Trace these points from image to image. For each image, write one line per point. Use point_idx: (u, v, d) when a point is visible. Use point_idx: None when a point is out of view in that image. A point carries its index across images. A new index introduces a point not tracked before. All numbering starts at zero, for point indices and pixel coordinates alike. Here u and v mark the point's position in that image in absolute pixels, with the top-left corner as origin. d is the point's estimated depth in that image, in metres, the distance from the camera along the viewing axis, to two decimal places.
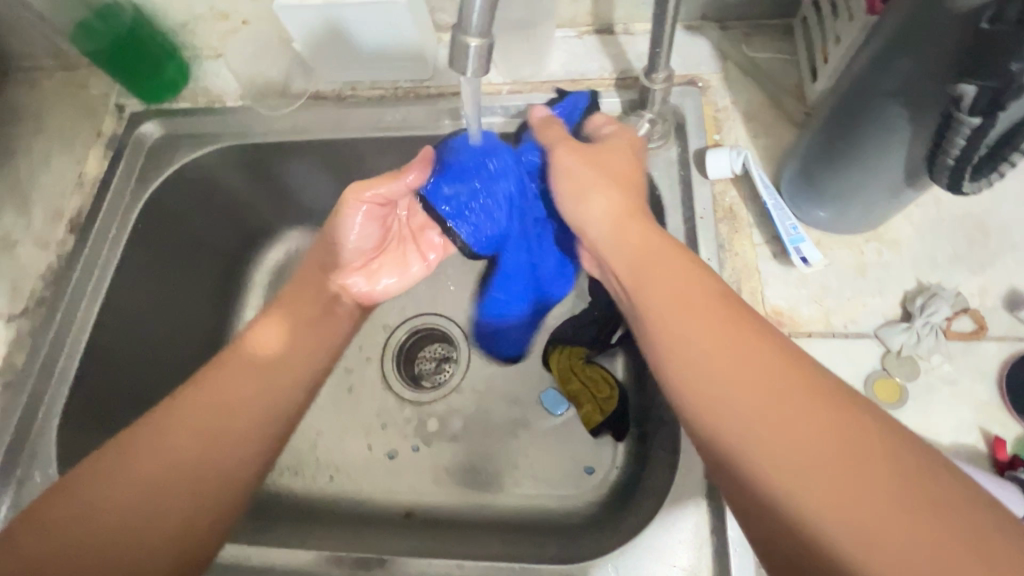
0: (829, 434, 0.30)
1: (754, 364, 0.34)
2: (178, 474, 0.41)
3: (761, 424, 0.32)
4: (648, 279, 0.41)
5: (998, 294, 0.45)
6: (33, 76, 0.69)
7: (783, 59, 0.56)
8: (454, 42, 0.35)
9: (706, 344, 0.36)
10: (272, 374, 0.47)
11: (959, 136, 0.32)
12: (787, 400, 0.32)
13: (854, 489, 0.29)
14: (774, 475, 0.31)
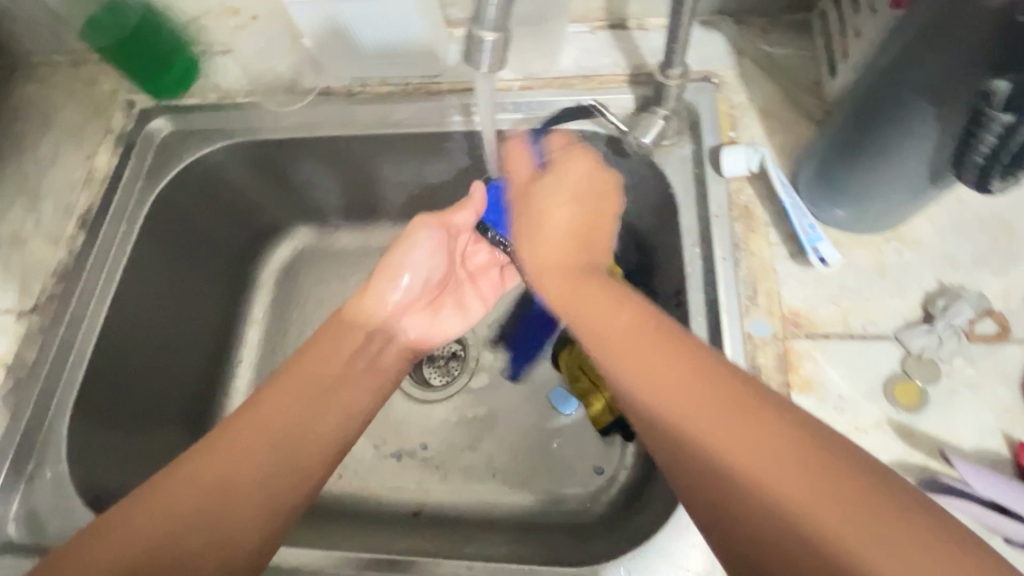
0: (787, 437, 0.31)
1: (697, 387, 0.34)
2: (217, 508, 0.40)
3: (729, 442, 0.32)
4: (589, 305, 0.42)
5: (1022, 296, 0.44)
6: (43, 72, 0.69)
7: (800, 55, 0.55)
8: (469, 36, 0.34)
9: (649, 371, 0.36)
10: (318, 414, 0.47)
11: (988, 134, 0.31)
12: (737, 420, 0.32)
13: (828, 512, 0.29)
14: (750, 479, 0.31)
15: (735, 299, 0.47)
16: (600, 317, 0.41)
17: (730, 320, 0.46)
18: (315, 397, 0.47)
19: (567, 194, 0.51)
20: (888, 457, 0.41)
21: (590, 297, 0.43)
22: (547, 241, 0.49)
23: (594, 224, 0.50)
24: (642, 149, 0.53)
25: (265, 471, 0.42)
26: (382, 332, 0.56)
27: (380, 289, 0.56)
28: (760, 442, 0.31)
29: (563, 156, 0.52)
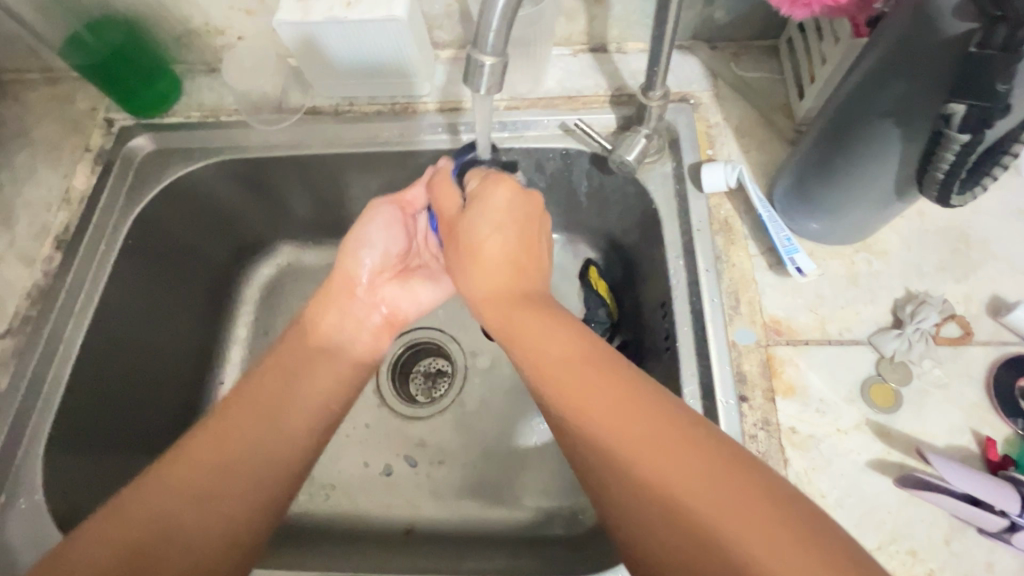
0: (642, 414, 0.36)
1: (588, 370, 0.39)
2: (222, 483, 0.43)
3: (592, 410, 0.37)
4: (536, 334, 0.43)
5: (982, 300, 0.47)
6: (15, 89, 0.67)
7: (770, 78, 0.59)
8: (469, 60, 0.36)
9: (561, 367, 0.40)
10: (298, 397, 0.51)
11: (948, 152, 0.34)
12: (666, 447, 0.34)
13: (649, 447, 0.34)
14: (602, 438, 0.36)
15: (719, 308, 0.49)
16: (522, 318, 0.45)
17: (716, 328, 0.48)
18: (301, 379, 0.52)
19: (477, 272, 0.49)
20: (868, 457, 0.43)
21: (537, 323, 0.44)
22: (487, 267, 0.48)
23: (508, 246, 0.49)
24: (625, 166, 0.55)
25: (260, 455, 0.46)
26: (376, 329, 0.61)
27: (351, 265, 0.58)
28: (640, 411, 0.36)
29: (490, 181, 0.49)
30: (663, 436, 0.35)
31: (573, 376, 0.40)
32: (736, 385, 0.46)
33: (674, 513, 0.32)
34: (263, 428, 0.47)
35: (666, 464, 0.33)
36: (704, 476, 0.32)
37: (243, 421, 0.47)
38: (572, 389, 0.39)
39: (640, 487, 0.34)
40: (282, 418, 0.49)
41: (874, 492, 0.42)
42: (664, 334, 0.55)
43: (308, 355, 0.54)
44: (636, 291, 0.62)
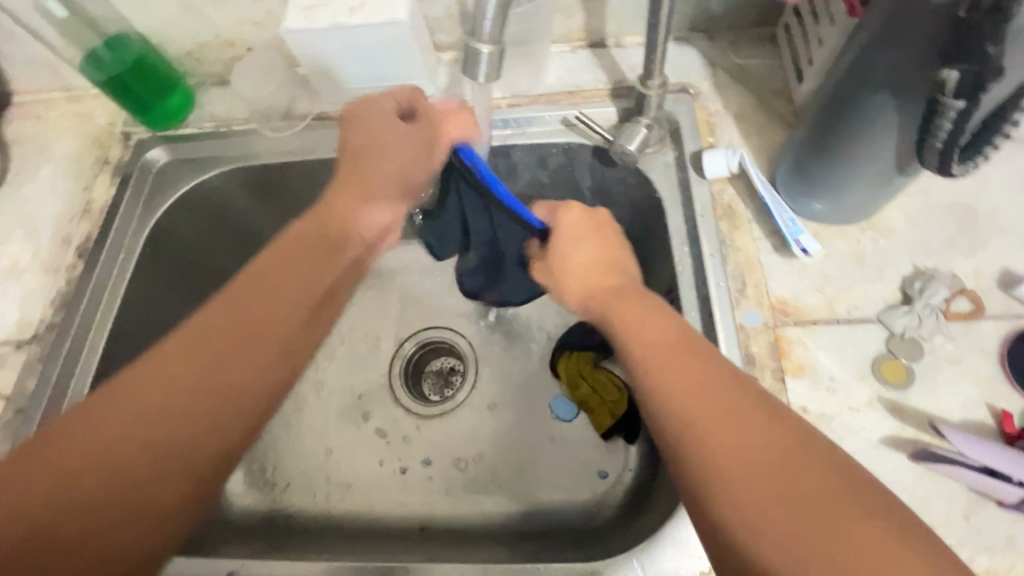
0: (749, 422, 0.32)
1: (694, 368, 0.35)
2: (118, 478, 0.33)
3: (709, 432, 0.32)
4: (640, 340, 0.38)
5: (992, 274, 0.47)
6: (37, 108, 0.70)
7: (769, 65, 0.59)
8: (466, 49, 0.37)
9: (690, 389, 0.34)
10: (256, 360, 0.38)
11: (945, 120, 0.34)
12: (764, 465, 0.30)
13: (748, 461, 0.30)
14: (693, 444, 0.32)
15: (725, 292, 0.49)
16: (639, 329, 0.39)
17: (723, 312, 0.48)
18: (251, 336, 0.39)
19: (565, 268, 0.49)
20: (881, 433, 0.43)
21: (638, 315, 0.41)
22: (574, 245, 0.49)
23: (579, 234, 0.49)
24: (627, 156, 0.55)
25: (190, 432, 0.35)
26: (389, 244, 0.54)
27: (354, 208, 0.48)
28: (758, 436, 0.31)
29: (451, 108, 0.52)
30: (770, 454, 0.30)
31: (686, 370, 0.35)
32: (745, 366, 0.46)
33: (749, 540, 0.28)
34: (192, 396, 0.35)
35: (760, 475, 0.29)
36: (761, 461, 0.30)
37: (185, 377, 0.36)
38: (676, 374, 0.35)
39: (697, 455, 0.31)
40: (201, 377, 0.36)
41: (889, 468, 0.42)
42: None
43: (285, 298, 0.41)
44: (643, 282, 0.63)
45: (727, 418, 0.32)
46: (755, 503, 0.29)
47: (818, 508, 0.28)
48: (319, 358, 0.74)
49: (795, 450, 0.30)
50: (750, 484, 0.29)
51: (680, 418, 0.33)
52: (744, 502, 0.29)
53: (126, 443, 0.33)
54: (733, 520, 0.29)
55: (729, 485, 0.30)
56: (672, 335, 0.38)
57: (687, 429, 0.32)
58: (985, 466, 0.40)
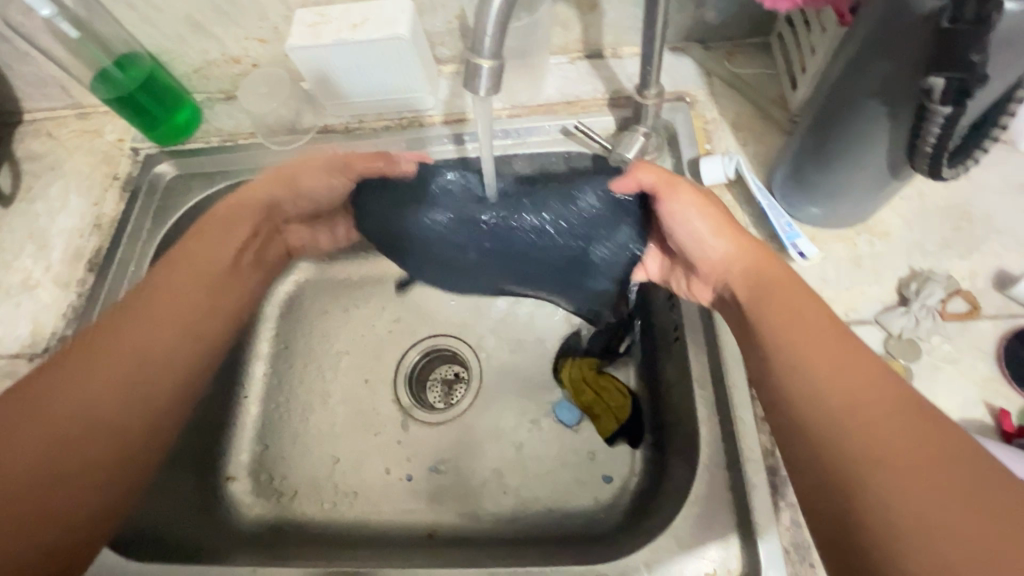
0: (900, 419, 0.35)
1: (846, 358, 0.39)
2: (89, 420, 0.47)
3: (854, 410, 0.36)
4: (782, 319, 0.43)
5: (988, 275, 0.48)
6: (48, 126, 0.72)
7: (764, 73, 0.60)
8: (467, 64, 0.38)
9: (836, 369, 0.38)
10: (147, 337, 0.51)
11: (934, 125, 0.35)
12: (907, 454, 0.33)
13: (885, 445, 0.34)
14: (826, 415, 0.37)
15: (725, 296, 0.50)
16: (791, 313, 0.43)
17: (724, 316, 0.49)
18: (205, 314, 0.55)
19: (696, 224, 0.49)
20: None
21: (797, 300, 0.43)
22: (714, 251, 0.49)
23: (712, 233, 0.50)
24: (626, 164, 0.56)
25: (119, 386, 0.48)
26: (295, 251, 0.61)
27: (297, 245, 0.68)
28: (896, 425, 0.35)
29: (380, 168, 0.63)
30: (911, 446, 0.34)
31: (837, 354, 0.39)
32: None
33: (868, 506, 0.33)
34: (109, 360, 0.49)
35: (897, 461, 0.33)
36: (908, 452, 0.34)
37: (100, 340, 0.49)
38: (825, 355, 0.39)
39: (828, 426, 0.37)
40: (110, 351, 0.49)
41: None
42: (673, 326, 0.60)
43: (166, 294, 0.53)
44: (644, 291, 0.65)
45: (874, 404, 0.36)
46: (883, 481, 0.33)
47: (952, 503, 0.31)
48: (325, 367, 0.75)
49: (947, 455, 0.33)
50: (878, 465, 0.34)
51: (822, 395, 0.38)
52: (869, 476, 0.34)
53: (97, 389, 0.47)
54: (856, 487, 0.34)
55: (859, 458, 0.34)
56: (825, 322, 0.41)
57: (827, 401, 0.38)
58: None
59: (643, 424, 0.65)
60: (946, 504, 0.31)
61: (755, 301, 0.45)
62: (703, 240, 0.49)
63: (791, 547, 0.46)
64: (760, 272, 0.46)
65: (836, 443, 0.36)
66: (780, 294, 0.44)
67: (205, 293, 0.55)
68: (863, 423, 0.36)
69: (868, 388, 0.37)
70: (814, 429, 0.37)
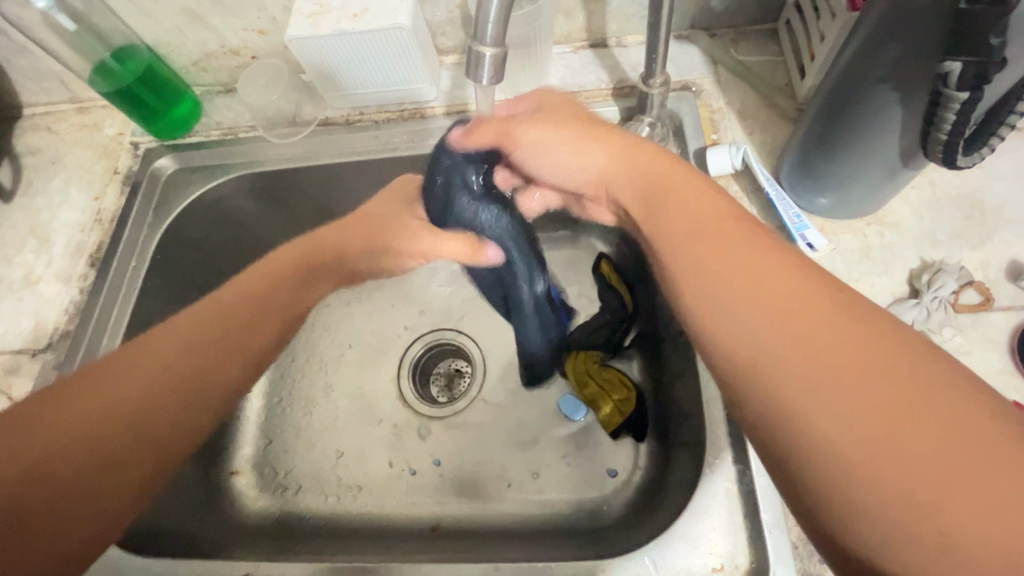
0: (832, 328, 0.29)
1: (757, 264, 0.32)
2: (58, 472, 0.36)
3: (800, 341, 0.29)
4: (684, 219, 0.37)
5: (1000, 266, 0.47)
6: (48, 120, 0.71)
7: (770, 61, 0.59)
8: (469, 52, 0.37)
9: (765, 283, 0.31)
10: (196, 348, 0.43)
11: (949, 112, 0.34)
12: (851, 371, 0.27)
13: (831, 369, 0.28)
14: (757, 353, 0.30)
15: None
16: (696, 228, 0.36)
17: None
18: (235, 351, 0.45)
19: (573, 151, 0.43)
20: None
21: (698, 211, 0.37)
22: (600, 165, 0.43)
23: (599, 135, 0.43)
24: None
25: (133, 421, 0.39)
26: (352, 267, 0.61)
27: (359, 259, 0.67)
28: (840, 340, 0.28)
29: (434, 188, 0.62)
30: (854, 364, 0.27)
31: (746, 259, 0.33)
32: None
33: (828, 457, 0.27)
34: (138, 379, 0.40)
35: (852, 392, 0.27)
36: (855, 374, 0.27)
37: (112, 364, 0.41)
38: (744, 270, 0.33)
39: (751, 358, 0.30)
40: (162, 365, 0.41)
41: None
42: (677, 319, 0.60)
43: (215, 302, 0.45)
44: (650, 285, 0.65)
45: (804, 314, 0.30)
46: (838, 421, 0.27)
47: (921, 432, 0.25)
48: (328, 361, 0.75)
49: (885, 359, 0.27)
50: (831, 400, 0.27)
51: (746, 323, 0.31)
52: (822, 416, 0.27)
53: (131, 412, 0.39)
54: (810, 434, 0.27)
55: (807, 399, 0.28)
56: (722, 220, 0.36)
57: (749, 330, 0.31)
58: None
59: (647, 418, 0.64)
60: (902, 424, 0.26)
61: (662, 228, 0.38)
62: (591, 165, 0.43)
63: (799, 542, 0.45)
64: (650, 174, 0.41)
65: (748, 346, 0.30)
66: (682, 197, 0.38)
67: (212, 322, 0.44)
68: (786, 328, 0.30)
69: (793, 300, 0.30)
70: (754, 357, 0.30)
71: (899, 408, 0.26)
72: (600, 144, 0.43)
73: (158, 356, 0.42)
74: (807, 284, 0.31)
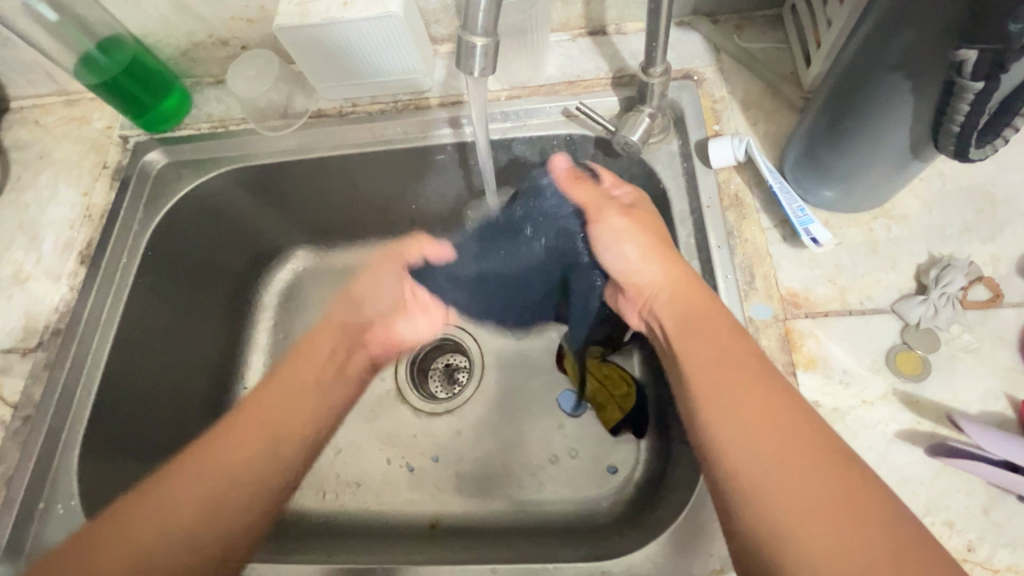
0: (803, 457, 0.35)
1: (747, 385, 0.39)
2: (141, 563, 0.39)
3: (777, 468, 0.35)
4: (703, 348, 0.43)
5: (1011, 261, 0.46)
6: (35, 113, 0.70)
7: (775, 48, 0.57)
8: (460, 43, 0.36)
9: (751, 408, 0.38)
10: (252, 441, 0.45)
11: (964, 102, 0.33)
12: (808, 481, 0.35)
13: (793, 484, 0.35)
14: (740, 467, 0.36)
15: (733, 284, 0.48)
16: (708, 345, 0.42)
17: (732, 305, 0.47)
18: (281, 440, 0.46)
19: (641, 253, 0.50)
20: (896, 427, 0.42)
21: (713, 333, 0.43)
22: (650, 267, 0.49)
23: (657, 245, 0.50)
24: (630, 147, 0.54)
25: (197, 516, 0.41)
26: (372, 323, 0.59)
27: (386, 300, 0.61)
28: (807, 469, 0.35)
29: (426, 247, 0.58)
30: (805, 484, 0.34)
31: (740, 386, 0.39)
32: None
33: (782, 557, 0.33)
34: (196, 471, 0.43)
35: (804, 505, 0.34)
36: (816, 490, 0.34)
37: (179, 466, 0.43)
38: (735, 395, 0.39)
39: (737, 468, 0.37)
40: (229, 461, 0.44)
41: (905, 463, 0.41)
42: None
43: (291, 385, 0.49)
44: None
45: (788, 447, 0.36)
46: (800, 534, 0.33)
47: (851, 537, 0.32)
48: None
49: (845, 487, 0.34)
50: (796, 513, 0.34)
51: (734, 443, 0.37)
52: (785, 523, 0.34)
53: (189, 504, 0.41)
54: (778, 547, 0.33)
55: (780, 515, 0.34)
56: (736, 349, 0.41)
57: (735, 447, 0.37)
58: (1005, 460, 0.39)
59: (647, 413, 0.64)
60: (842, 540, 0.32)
61: (688, 348, 0.44)
62: (644, 281, 0.50)
63: None
64: (688, 302, 0.46)
65: (745, 472, 0.36)
66: (709, 332, 0.43)
67: (276, 416, 0.47)
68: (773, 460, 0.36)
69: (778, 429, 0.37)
70: (739, 470, 0.36)
71: (844, 524, 0.33)
72: (660, 259, 0.49)
73: (225, 450, 0.44)
74: (795, 421, 0.37)
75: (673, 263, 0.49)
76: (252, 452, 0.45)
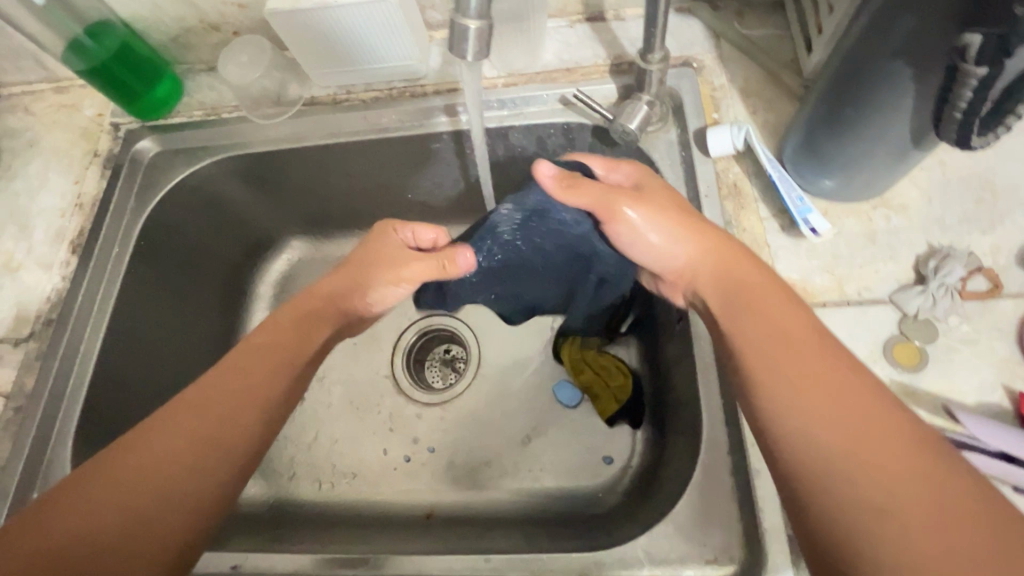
0: (889, 448, 0.32)
1: (823, 370, 0.36)
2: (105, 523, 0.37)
3: (859, 454, 0.32)
4: (763, 330, 0.39)
5: (1011, 251, 0.45)
6: (25, 100, 0.69)
7: (775, 35, 0.56)
8: (452, 26, 0.35)
9: (829, 389, 0.35)
10: (227, 402, 0.43)
11: (965, 89, 0.32)
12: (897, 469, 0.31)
13: (882, 472, 0.31)
14: (820, 449, 0.33)
15: None
16: (772, 325, 0.39)
17: None
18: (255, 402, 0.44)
19: (669, 238, 0.48)
20: None
21: (778, 313, 0.40)
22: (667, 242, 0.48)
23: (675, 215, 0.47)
24: (627, 135, 0.53)
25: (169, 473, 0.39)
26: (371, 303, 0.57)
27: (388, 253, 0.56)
28: (897, 457, 0.32)
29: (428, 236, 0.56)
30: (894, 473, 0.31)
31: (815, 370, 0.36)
32: None
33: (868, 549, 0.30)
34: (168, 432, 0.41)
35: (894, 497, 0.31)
36: (908, 480, 0.31)
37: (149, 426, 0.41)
38: (813, 376, 0.36)
39: (815, 451, 0.33)
40: (202, 423, 0.41)
41: None
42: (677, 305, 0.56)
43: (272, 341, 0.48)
44: None
45: (870, 433, 0.33)
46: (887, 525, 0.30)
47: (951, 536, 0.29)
48: None
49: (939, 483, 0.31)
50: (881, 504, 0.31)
51: (810, 426, 0.34)
52: (869, 511, 0.31)
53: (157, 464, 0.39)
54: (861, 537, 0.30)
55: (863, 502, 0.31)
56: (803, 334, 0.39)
57: (808, 426, 0.34)
58: (1001, 451, 0.39)
59: (644, 404, 0.64)
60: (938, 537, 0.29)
61: (745, 325, 0.41)
62: (679, 258, 0.48)
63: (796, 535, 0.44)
64: (730, 273, 0.44)
65: (823, 452, 0.33)
66: (768, 312, 0.40)
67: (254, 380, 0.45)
68: (855, 445, 0.33)
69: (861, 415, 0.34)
70: (816, 452, 0.33)
71: (928, 496, 0.30)
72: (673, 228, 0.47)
73: (196, 408, 0.42)
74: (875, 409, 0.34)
75: (707, 239, 0.46)
76: (223, 414, 0.42)
